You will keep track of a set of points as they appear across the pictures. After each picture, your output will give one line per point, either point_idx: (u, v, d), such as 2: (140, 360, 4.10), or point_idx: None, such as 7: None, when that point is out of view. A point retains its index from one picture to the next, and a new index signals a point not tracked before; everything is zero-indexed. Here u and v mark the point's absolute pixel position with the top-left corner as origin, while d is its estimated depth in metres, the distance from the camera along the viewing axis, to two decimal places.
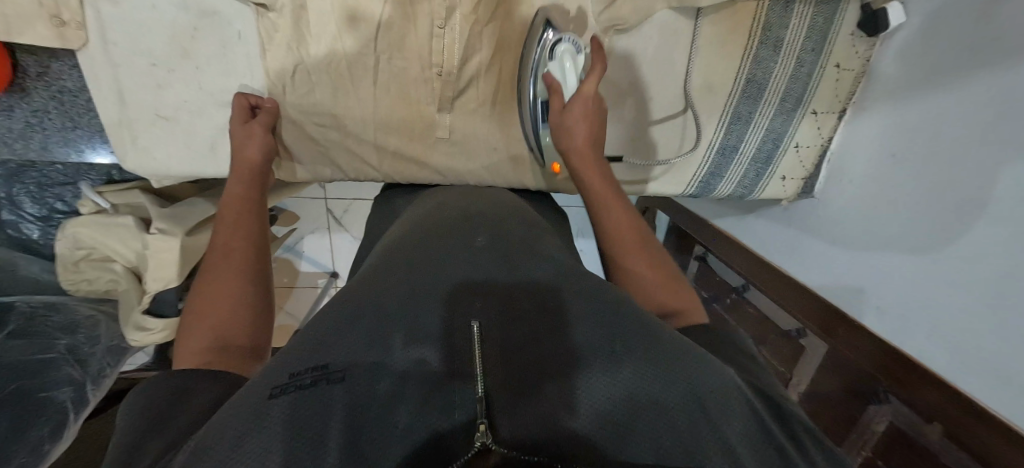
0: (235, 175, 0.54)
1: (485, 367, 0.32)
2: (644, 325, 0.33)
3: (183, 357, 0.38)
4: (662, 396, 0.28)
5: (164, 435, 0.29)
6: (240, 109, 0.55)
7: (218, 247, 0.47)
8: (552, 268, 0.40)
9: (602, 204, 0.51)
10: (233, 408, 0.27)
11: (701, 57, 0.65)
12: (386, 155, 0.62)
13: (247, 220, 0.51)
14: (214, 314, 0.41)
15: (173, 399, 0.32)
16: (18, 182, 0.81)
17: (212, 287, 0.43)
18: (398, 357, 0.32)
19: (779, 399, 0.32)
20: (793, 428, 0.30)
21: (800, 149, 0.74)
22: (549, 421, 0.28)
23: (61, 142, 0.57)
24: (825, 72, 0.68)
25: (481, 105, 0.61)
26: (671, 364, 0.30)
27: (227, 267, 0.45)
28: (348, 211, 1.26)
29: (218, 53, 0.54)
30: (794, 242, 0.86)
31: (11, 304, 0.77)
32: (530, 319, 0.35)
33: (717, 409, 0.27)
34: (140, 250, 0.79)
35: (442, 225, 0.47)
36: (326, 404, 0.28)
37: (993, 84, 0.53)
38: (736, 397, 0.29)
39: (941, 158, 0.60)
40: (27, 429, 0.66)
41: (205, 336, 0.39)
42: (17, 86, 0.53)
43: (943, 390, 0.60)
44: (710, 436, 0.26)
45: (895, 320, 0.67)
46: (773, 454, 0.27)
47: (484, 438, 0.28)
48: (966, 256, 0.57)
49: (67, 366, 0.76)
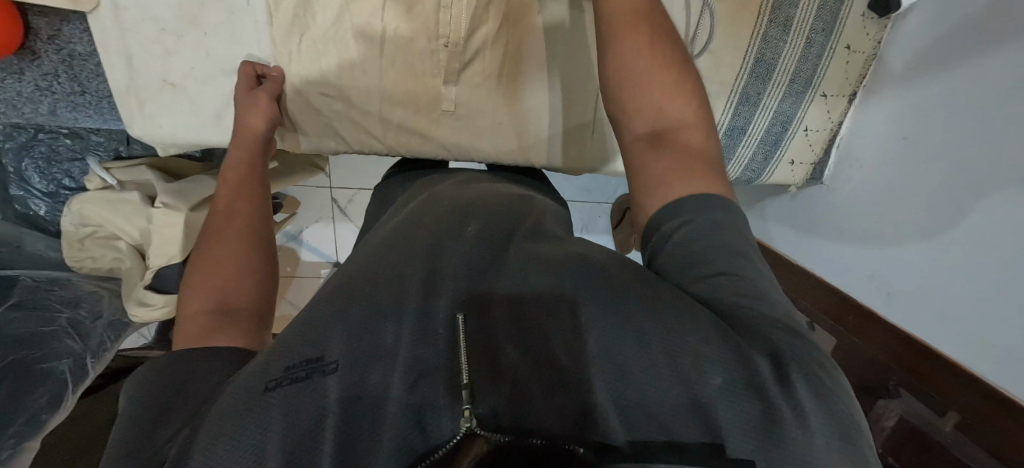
0: (240, 144, 0.53)
1: (468, 350, 0.31)
2: (637, 290, 0.30)
3: (185, 324, 0.37)
4: (634, 361, 0.27)
5: (168, 429, 0.28)
6: (246, 77, 0.55)
7: (220, 216, 0.47)
8: (546, 248, 0.39)
9: (625, 29, 0.42)
10: (236, 400, 0.27)
11: (708, 36, 0.64)
12: (391, 127, 0.62)
13: (250, 190, 0.50)
14: (217, 280, 0.40)
15: (177, 387, 0.31)
16: (26, 157, 0.81)
17: (214, 255, 0.42)
18: (388, 348, 0.31)
19: (781, 335, 0.26)
20: (791, 373, 0.24)
21: (809, 133, 0.73)
22: (524, 404, 0.28)
23: (69, 107, 0.58)
24: (835, 53, 0.67)
25: (487, 79, 0.61)
26: (642, 327, 0.28)
27: (228, 235, 0.44)
28: (352, 201, 1.27)
29: (226, 20, 0.54)
30: (802, 231, 0.85)
31: (15, 279, 0.79)
32: (522, 298, 0.34)
33: (692, 363, 0.25)
34: (146, 228, 0.79)
35: (436, 208, 0.47)
36: (320, 394, 0.28)
37: (1006, 64, 0.52)
38: (727, 368, 0.25)
39: (954, 143, 0.59)
40: (25, 399, 0.65)
41: (207, 301, 0.39)
42: (28, 49, 0.53)
43: (963, 379, 0.58)
44: (678, 398, 0.25)
45: (910, 307, 0.66)
46: (755, 403, 0.24)
47: (469, 422, 0.28)
48: (979, 236, 0.56)
49: (67, 339, 0.75)
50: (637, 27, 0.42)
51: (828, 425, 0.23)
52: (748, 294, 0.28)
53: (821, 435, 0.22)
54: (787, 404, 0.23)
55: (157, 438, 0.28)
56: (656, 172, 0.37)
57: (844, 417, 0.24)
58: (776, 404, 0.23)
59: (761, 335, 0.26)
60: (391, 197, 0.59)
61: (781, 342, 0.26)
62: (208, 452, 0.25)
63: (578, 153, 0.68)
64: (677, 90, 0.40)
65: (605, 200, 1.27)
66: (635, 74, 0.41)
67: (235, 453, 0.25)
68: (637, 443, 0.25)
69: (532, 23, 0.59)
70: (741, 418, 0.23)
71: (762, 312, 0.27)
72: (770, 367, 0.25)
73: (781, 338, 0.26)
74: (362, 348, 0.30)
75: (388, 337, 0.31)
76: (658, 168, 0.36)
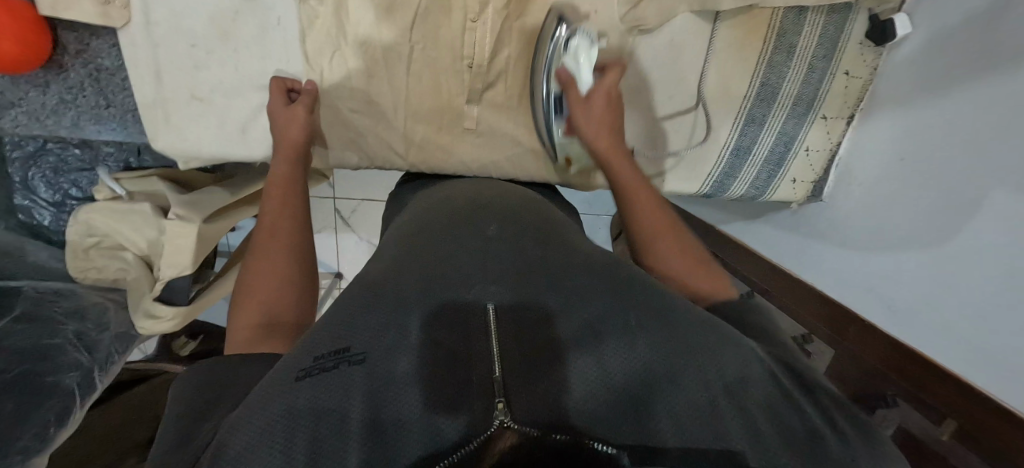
0: (283, 153, 0.54)
1: (501, 344, 0.30)
2: (677, 309, 0.33)
3: (234, 335, 0.38)
4: (682, 372, 0.28)
5: (205, 427, 0.27)
6: (279, 91, 0.56)
7: (263, 230, 0.47)
8: (578, 258, 0.40)
9: (623, 173, 0.53)
10: (265, 395, 0.27)
11: (718, 60, 0.67)
12: (414, 141, 0.63)
13: (291, 199, 0.51)
14: (262, 291, 0.41)
15: (211, 386, 0.31)
16: (34, 167, 0.81)
17: (259, 271, 0.43)
18: (413, 340, 0.31)
19: (804, 374, 0.31)
20: (817, 396, 0.29)
21: (810, 153, 0.76)
22: (570, 401, 0.27)
23: (92, 120, 0.58)
24: (835, 78, 0.71)
25: (507, 99, 0.63)
26: (687, 339, 0.30)
27: (273, 244, 0.46)
28: (356, 212, 1.27)
29: (255, 37, 0.56)
30: (800, 242, 0.89)
31: (19, 290, 0.76)
32: (567, 300, 0.34)
33: (738, 383, 0.28)
34: (154, 237, 0.79)
35: (458, 211, 0.49)
36: (345, 380, 0.27)
37: (996, 94, 0.55)
38: (766, 381, 0.28)
39: (950, 163, 0.62)
40: (32, 416, 0.64)
41: (254, 313, 0.39)
42: (56, 62, 0.54)
43: (958, 386, 0.60)
44: (726, 402, 0.26)
45: (906, 321, 0.69)
46: (798, 417, 0.26)
47: (502, 416, 0.25)
48: (968, 254, 0.59)
49: (74, 352, 0.74)
50: (642, 193, 0.51)
51: (853, 431, 0.27)
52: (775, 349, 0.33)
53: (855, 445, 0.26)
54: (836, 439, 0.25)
55: (197, 435, 0.27)
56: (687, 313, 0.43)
57: (870, 435, 0.27)
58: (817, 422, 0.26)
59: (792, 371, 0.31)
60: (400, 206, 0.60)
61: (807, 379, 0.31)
62: (247, 451, 0.24)
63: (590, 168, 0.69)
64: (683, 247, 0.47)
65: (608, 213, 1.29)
66: (641, 208, 0.50)
67: (264, 442, 0.24)
68: (690, 449, 0.25)
69: None
70: (790, 431, 0.25)
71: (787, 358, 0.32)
72: (806, 399, 0.29)
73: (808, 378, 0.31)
74: (385, 342, 0.30)
75: (413, 334, 0.31)
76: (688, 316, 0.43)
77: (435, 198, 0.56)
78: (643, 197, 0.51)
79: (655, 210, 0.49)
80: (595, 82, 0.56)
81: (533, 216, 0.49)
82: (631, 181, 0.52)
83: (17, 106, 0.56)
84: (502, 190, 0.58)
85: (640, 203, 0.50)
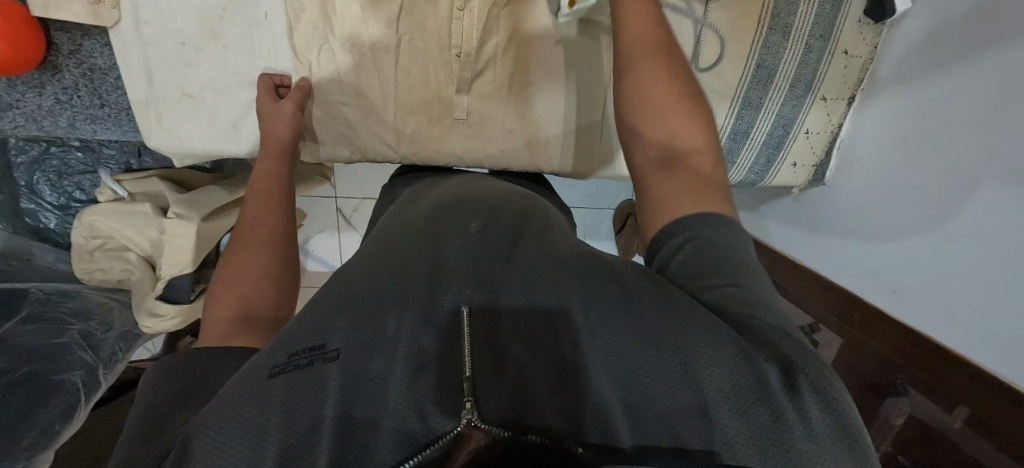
0: (268, 151, 0.54)
1: (475, 346, 0.30)
2: (644, 293, 0.31)
3: (207, 330, 0.37)
4: (646, 366, 0.27)
5: (176, 419, 0.28)
6: (266, 88, 0.57)
7: (247, 224, 0.47)
8: (553, 246, 0.39)
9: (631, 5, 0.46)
10: (240, 389, 0.27)
11: (712, 45, 0.66)
12: (404, 134, 0.63)
13: (274, 198, 0.50)
14: (239, 288, 0.41)
15: (186, 385, 0.30)
16: (38, 171, 0.83)
17: (237, 269, 0.43)
18: (390, 333, 0.30)
19: (795, 352, 0.26)
20: (799, 382, 0.25)
21: (810, 135, 0.75)
22: (536, 399, 0.27)
23: (87, 120, 0.58)
24: (834, 58, 0.69)
25: (497, 89, 0.62)
26: (649, 331, 0.28)
27: (255, 242, 0.45)
28: (357, 211, 1.28)
29: (244, 33, 0.56)
30: (801, 233, 0.87)
31: (26, 291, 0.79)
32: (535, 293, 0.33)
33: (706, 378, 0.25)
34: (156, 238, 0.81)
35: (444, 200, 0.48)
36: (319, 376, 0.28)
37: (1003, 65, 0.54)
38: (734, 373, 0.25)
39: (954, 142, 0.60)
40: (36, 414, 0.65)
41: (229, 308, 0.39)
42: (49, 63, 0.54)
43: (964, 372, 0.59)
44: (687, 407, 0.25)
45: (916, 305, 0.66)
46: (766, 414, 0.24)
47: (469, 415, 0.25)
48: (978, 234, 0.57)
49: (81, 352, 0.76)
50: (647, 33, 0.44)
51: (837, 440, 0.23)
52: (747, 304, 0.28)
53: (828, 442, 0.23)
54: (805, 440, 0.23)
55: (169, 425, 0.27)
56: (664, 198, 0.38)
57: (860, 450, 0.23)
58: (788, 420, 0.23)
59: (775, 346, 0.26)
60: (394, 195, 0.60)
61: (794, 354, 0.26)
62: (218, 443, 0.25)
63: (587, 157, 0.69)
64: (681, 99, 0.42)
65: (610, 206, 1.28)
66: (642, 57, 0.43)
67: (239, 441, 0.25)
68: (647, 447, 0.24)
69: (541, 33, 0.60)
70: (755, 433, 0.23)
71: (773, 324, 0.28)
72: (781, 383, 0.25)
73: (792, 352, 0.26)
74: (363, 339, 0.30)
75: (390, 329, 0.30)
76: (665, 192, 0.38)
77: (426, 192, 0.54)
78: (647, 41, 0.44)
79: (659, 61, 0.43)
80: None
81: (517, 207, 0.47)
82: (639, 19, 0.45)
83: (14, 108, 0.56)
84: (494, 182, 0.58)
85: (641, 47, 0.44)
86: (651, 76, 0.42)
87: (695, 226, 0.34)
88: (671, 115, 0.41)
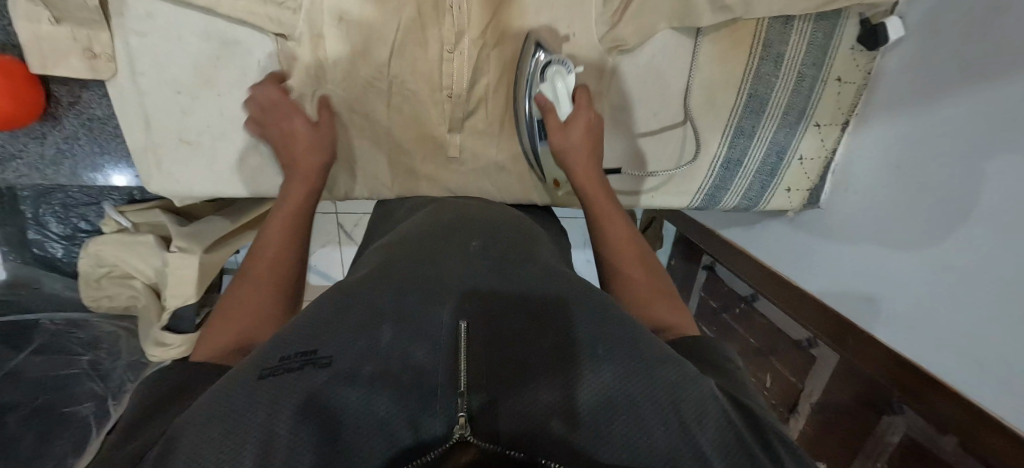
0: (297, 174, 0.53)
1: (470, 354, 0.30)
2: (646, 340, 0.33)
3: (208, 342, 0.39)
4: (640, 395, 0.28)
5: (158, 422, 0.29)
6: (282, 99, 0.54)
7: (260, 240, 0.48)
8: (549, 273, 0.41)
9: (594, 186, 0.55)
10: (228, 393, 0.27)
11: (698, 78, 0.67)
12: (399, 171, 0.64)
13: (296, 226, 0.50)
14: (247, 301, 0.42)
15: (170, 389, 0.33)
16: (44, 203, 0.85)
17: (253, 277, 0.44)
18: (385, 345, 0.31)
19: (768, 423, 0.30)
20: (776, 446, 0.28)
21: (804, 161, 0.74)
22: (532, 410, 0.27)
23: (90, 167, 0.60)
24: (828, 84, 0.68)
25: (489, 126, 0.63)
26: (651, 371, 0.30)
27: (266, 254, 0.46)
28: (358, 226, 1.29)
29: (237, 80, 0.57)
30: (796, 245, 0.87)
31: (36, 322, 0.81)
32: (536, 314, 0.34)
33: (691, 418, 0.27)
34: (158, 266, 0.82)
35: (436, 225, 0.50)
36: (311, 381, 0.27)
37: (1003, 96, 0.52)
38: (722, 426, 0.27)
39: (951, 163, 0.59)
40: (51, 447, 0.66)
41: (230, 325, 0.40)
42: (49, 115, 0.56)
43: (947, 393, 0.59)
44: (677, 439, 0.26)
45: (907, 335, 0.65)
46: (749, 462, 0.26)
47: (462, 430, 0.25)
48: (972, 268, 0.57)
49: (90, 382, 0.78)
50: (605, 201, 0.55)
51: None
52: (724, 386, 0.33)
53: None
54: None
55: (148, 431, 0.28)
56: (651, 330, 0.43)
57: None
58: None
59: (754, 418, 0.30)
60: (395, 217, 0.60)
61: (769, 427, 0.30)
62: (199, 450, 0.23)
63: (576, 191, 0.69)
64: (640, 255, 0.50)
65: None
66: (605, 216, 0.53)
67: (215, 450, 0.23)
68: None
69: None
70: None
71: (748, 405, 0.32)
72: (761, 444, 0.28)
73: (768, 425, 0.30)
74: (357, 345, 0.30)
75: (384, 339, 0.31)
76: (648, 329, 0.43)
77: (424, 206, 0.57)
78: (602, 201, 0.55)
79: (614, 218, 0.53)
80: (576, 107, 0.57)
81: (512, 239, 0.48)
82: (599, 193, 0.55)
83: (16, 159, 0.58)
84: (481, 206, 0.59)
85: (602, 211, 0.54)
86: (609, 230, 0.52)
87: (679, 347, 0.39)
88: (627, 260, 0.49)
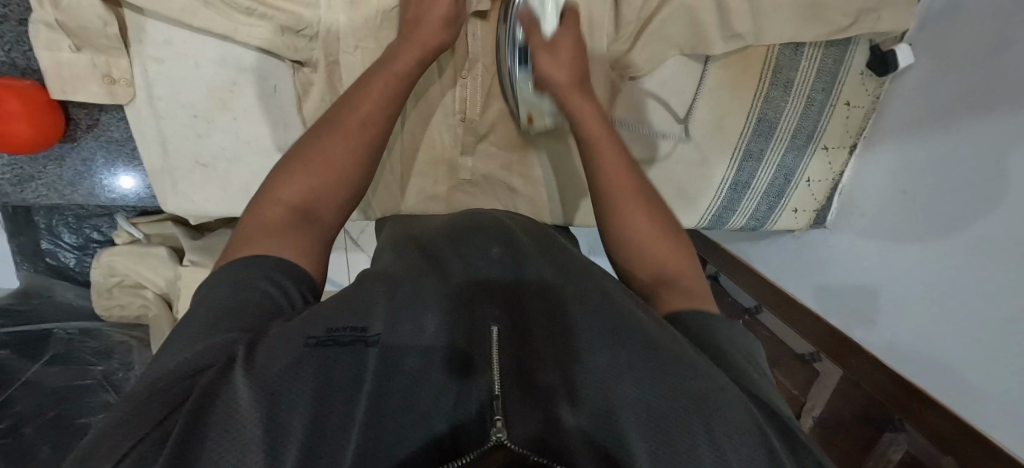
0: (412, 42, 0.48)
1: (501, 360, 0.31)
2: (666, 341, 0.29)
3: (276, 195, 0.39)
4: (660, 390, 0.26)
5: (230, 328, 0.28)
6: None
7: (345, 106, 0.45)
8: (577, 265, 0.41)
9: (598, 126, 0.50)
10: (277, 345, 0.26)
11: (705, 100, 0.68)
12: (411, 192, 0.65)
13: (379, 111, 0.45)
14: (321, 165, 0.41)
15: (244, 275, 0.33)
16: (57, 215, 0.86)
17: (332, 144, 0.42)
18: (429, 333, 0.32)
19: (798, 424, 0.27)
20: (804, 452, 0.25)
21: (812, 183, 0.75)
22: (552, 413, 0.28)
23: (106, 188, 0.62)
24: (835, 110, 0.70)
25: (500, 149, 0.64)
26: (670, 362, 0.27)
27: (340, 132, 0.43)
28: (364, 232, 1.29)
29: (252, 104, 0.58)
30: (799, 259, 0.87)
31: (50, 332, 0.80)
32: (558, 320, 0.34)
33: (716, 414, 0.24)
34: (170, 277, 0.83)
35: (448, 230, 0.50)
36: (360, 363, 0.28)
37: (1010, 124, 0.52)
38: (749, 429, 0.24)
39: (961, 180, 0.59)
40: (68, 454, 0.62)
41: (298, 192, 0.40)
42: (68, 137, 0.57)
43: (947, 417, 0.60)
44: (700, 437, 0.23)
45: (903, 357, 0.67)
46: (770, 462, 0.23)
47: (500, 434, 0.26)
48: (973, 296, 0.57)
49: (104, 393, 0.74)
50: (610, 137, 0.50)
51: None
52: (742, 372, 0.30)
53: None
54: None
55: (205, 342, 0.27)
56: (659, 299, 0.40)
57: None
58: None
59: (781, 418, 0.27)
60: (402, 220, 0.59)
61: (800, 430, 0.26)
62: (234, 394, 0.22)
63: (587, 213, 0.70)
64: (644, 203, 0.46)
65: None
66: (611, 152, 0.48)
67: (243, 408, 0.22)
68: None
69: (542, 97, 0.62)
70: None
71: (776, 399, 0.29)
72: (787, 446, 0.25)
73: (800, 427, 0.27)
74: (404, 330, 0.31)
75: (429, 328, 0.32)
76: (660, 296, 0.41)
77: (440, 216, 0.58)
78: (604, 134, 0.50)
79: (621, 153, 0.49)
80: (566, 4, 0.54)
81: (537, 234, 0.48)
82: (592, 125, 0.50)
83: (37, 179, 0.60)
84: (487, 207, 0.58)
85: (599, 147, 0.49)
86: (615, 168, 0.48)
87: (693, 317, 0.36)
88: (631, 211, 0.45)
